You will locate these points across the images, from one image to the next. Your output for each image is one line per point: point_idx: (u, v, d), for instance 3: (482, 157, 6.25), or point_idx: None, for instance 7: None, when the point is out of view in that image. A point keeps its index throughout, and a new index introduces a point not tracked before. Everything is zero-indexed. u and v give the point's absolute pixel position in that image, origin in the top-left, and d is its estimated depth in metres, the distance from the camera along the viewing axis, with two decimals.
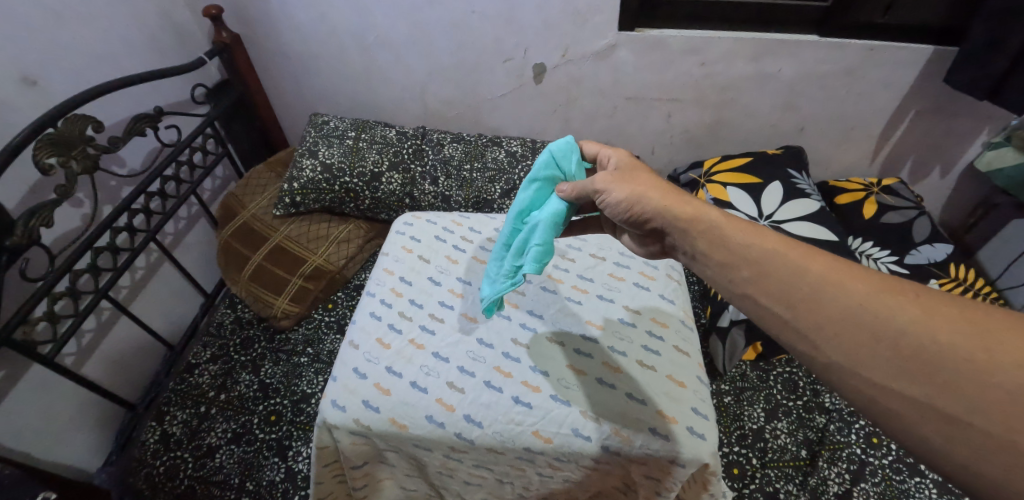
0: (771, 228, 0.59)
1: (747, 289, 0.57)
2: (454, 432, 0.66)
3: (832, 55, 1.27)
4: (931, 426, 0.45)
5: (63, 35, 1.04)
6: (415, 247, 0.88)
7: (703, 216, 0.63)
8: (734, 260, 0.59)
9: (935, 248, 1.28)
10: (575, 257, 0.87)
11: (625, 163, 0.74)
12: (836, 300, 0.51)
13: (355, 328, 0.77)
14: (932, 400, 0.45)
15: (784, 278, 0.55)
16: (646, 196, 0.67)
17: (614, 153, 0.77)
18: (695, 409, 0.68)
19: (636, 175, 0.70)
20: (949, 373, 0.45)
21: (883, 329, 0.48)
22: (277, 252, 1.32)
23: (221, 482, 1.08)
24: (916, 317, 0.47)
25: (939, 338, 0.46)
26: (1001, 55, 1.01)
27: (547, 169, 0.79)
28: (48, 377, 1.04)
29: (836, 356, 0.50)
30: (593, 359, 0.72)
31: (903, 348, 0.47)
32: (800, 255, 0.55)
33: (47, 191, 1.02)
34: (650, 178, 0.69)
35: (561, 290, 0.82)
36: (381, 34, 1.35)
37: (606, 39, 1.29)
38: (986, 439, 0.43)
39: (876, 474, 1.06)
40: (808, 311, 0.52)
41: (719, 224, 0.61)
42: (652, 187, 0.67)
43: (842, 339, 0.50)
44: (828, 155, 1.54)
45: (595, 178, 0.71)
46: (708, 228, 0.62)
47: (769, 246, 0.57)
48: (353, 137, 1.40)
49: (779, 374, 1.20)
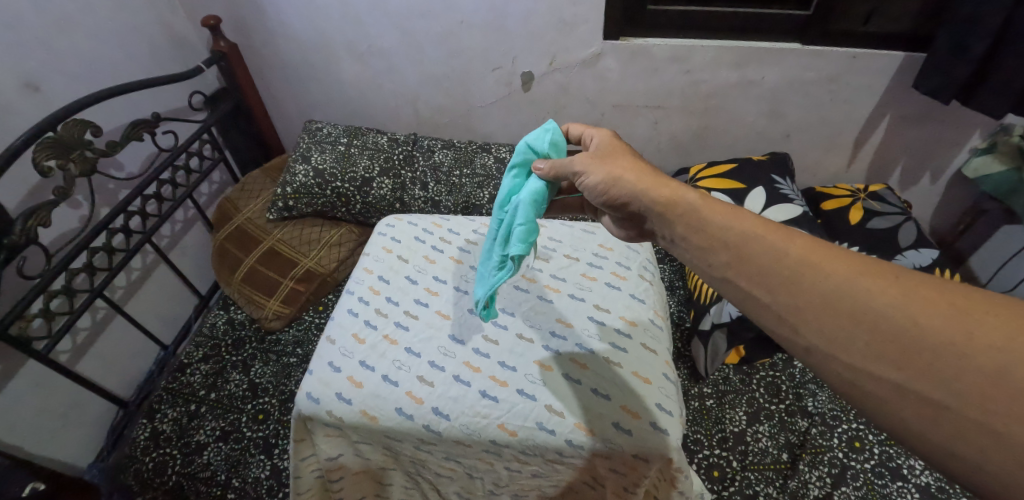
0: (750, 211, 0.58)
1: (726, 273, 0.56)
2: (422, 424, 0.67)
3: (813, 63, 1.29)
4: (906, 409, 0.44)
5: (65, 44, 1.09)
6: (395, 248, 0.91)
7: (680, 199, 0.63)
8: (714, 244, 0.58)
9: (921, 254, 1.27)
10: (550, 258, 0.89)
11: (606, 144, 0.75)
12: (815, 284, 0.50)
13: (333, 324, 0.79)
14: (912, 385, 0.44)
15: (762, 259, 0.54)
16: (622, 178, 0.68)
17: (597, 135, 0.78)
18: (660, 405, 0.70)
19: (615, 157, 0.71)
20: (928, 355, 0.43)
21: (860, 309, 0.47)
22: (270, 255, 1.36)
23: (208, 478, 1.10)
24: (896, 300, 0.46)
25: (920, 321, 0.44)
26: (965, 62, 1.04)
27: (524, 153, 0.82)
28: (43, 373, 1.07)
29: (814, 338, 0.49)
30: (561, 355, 0.74)
31: (881, 332, 0.45)
32: (779, 238, 0.54)
33: (45, 193, 1.06)
34: (627, 160, 0.70)
35: (533, 289, 0.84)
36: (374, 43, 1.39)
37: (591, 48, 1.32)
38: (963, 420, 0.41)
39: (858, 478, 1.06)
40: (786, 293, 0.51)
41: (697, 205, 0.61)
42: (629, 170, 0.68)
43: (818, 323, 0.49)
44: (815, 161, 1.55)
45: (574, 163, 0.73)
46: (686, 210, 0.62)
47: (749, 229, 0.56)
48: (345, 143, 1.44)
49: (762, 378, 1.21)
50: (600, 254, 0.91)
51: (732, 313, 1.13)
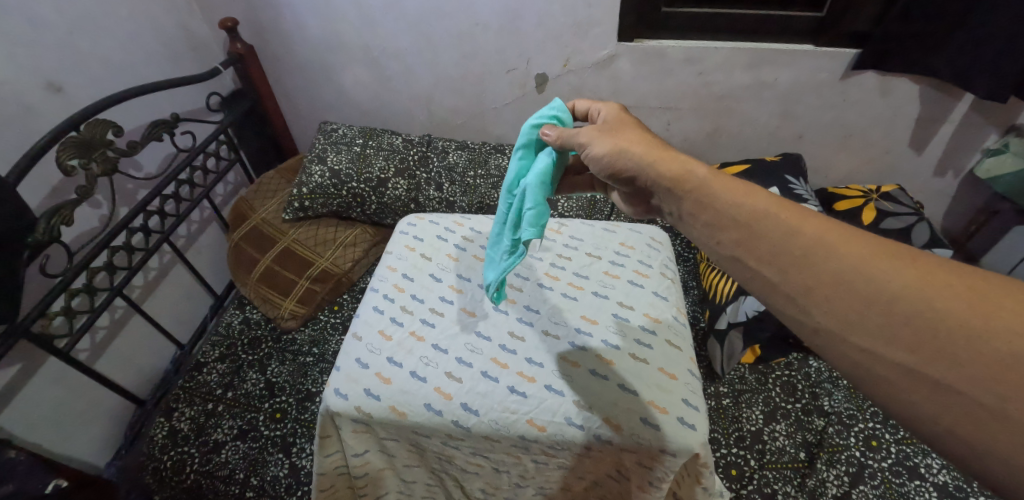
0: (760, 187, 0.56)
1: (734, 252, 0.55)
2: (451, 419, 0.68)
3: (826, 64, 1.30)
4: (920, 395, 0.44)
5: (87, 45, 1.10)
6: (418, 246, 0.91)
7: (690, 174, 0.61)
8: (723, 221, 0.56)
9: (934, 254, 1.27)
10: (572, 256, 0.90)
11: (614, 118, 0.75)
12: (831, 263, 0.49)
13: (359, 321, 0.80)
14: (924, 369, 0.44)
15: (775, 240, 0.52)
16: (627, 150, 0.67)
17: (605, 108, 0.78)
18: (686, 401, 0.70)
19: (622, 130, 0.71)
20: (942, 339, 0.43)
21: (873, 289, 0.47)
22: (285, 255, 1.36)
23: (226, 477, 1.10)
24: (911, 281, 0.46)
25: (935, 304, 0.44)
26: None
27: (530, 134, 0.82)
28: (63, 371, 1.08)
29: (826, 318, 0.48)
30: (587, 351, 0.75)
31: (896, 315, 0.45)
32: (793, 215, 0.53)
33: (68, 192, 1.07)
34: (634, 133, 0.70)
35: (557, 287, 0.85)
36: (389, 45, 1.40)
37: (606, 50, 1.33)
38: (974, 406, 0.42)
39: (875, 476, 1.05)
40: (800, 272, 0.50)
41: (707, 179, 0.59)
42: (637, 142, 0.68)
43: (838, 306, 0.48)
44: (827, 162, 1.56)
45: (580, 136, 0.73)
46: (696, 185, 0.60)
47: (760, 207, 0.55)
48: (360, 144, 1.45)
49: (778, 377, 1.22)
50: (621, 252, 0.92)
51: (748, 312, 1.13)
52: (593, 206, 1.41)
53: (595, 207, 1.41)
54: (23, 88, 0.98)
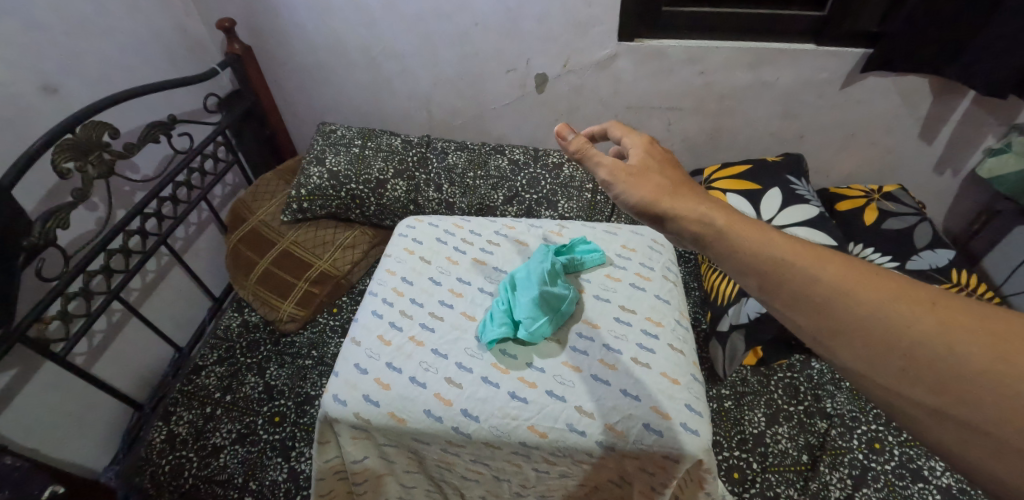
0: (780, 232, 0.57)
1: (757, 296, 0.56)
2: (451, 426, 0.68)
3: (828, 64, 1.29)
4: (948, 434, 0.43)
5: (82, 46, 1.09)
6: (417, 249, 0.91)
7: (710, 225, 0.62)
8: (743, 269, 0.57)
9: (937, 254, 1.29)
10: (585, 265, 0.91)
11: (641, 155, 0.74)
12: (847, 309, 0.48)
13: (358, 325, 0.79)
14: (947, 409, 0.43)
15: (795, 285, 0.52)
16: (655, 200, 0.68)
17: (632, 142, 0.77)
18: (690, 406, 0.70)
19: (648, 174, 0.71)
20: (967, 381, 0.42)
21: (885, 334, 0.46)
22: (284, 257, 1.35)
23: (225, 482, 1.09)
24: (933, 326, 0.44)
25: (955, 348, 0.43)
26: None
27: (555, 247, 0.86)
28: (59, 375, 1.07)
29: (848, 360, 0.48)
30: (589, 356, 0.74)
31: (916, 359, 0.44)
32: (811, 261, 0.52)
33: (64, 194, 1.06)
34: (661, 177, 0.70)
35: None
36: (387, 45, 1.39)
37: (605, 50, 1.32)
38: (1006, 447, 0.40)
39: (878, 479, 1.05)
40: (819, 316, 0.50)
41: (726, 230, 0.60)
42: (664, 189, 0.68)
43: (854, 345, 0.47)
44: (828, 162, 1.55)
45: (602, 170, 0.72)
46: (714, 235, 0.61)
47: (779, 253, 0.54)
48: (359, 145, 1.44)
49: (780, 379, 1.21)
50: (623, 255, 0.91)
51: (750, 313, 1.12)
52: (594, 207, 1.40)
53: (595, 208, 1.40)
54: (18, 90, 0.97)
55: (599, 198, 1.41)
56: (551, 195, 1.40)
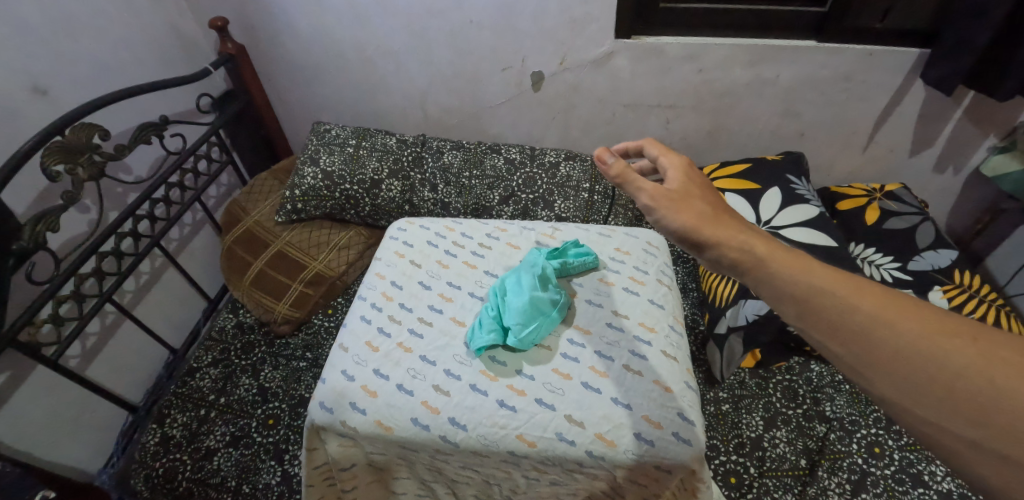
0: (821, 261, 0.54)
1: (794, 324, 0.53)
2: (438, 434, 0.70)
3: (829, 60, 1.27)
4: (991, 471, 0.40)
5: (73, 47, 1.08)
6: (407, 252, 0.94)
7: (751, 253, 0.58)
8: (782, 296, 0.54)
9: (939, 254, 1.27)
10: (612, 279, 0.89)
11: (680, 179, 0.70)
12: (885, 338, 0.46)
13: (347, 331, 0.82)
14: (991, 443, 0.40)
15: (832, 312, 0.49)
16: (699, 229, 0.64)
17: (670, 164, 0.73)
18: (683, 414, 0.72)
19: (690, 200, 0.67)
20: (1011, 417, 0.39)
21: (915, 364, 0.44)
22: (277, 258, 1.34)
23: (218, 485, 1.09)
24: (976, 361, 0.42)
25: (999, 384, 0.40)
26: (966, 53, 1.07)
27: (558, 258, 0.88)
28: (52, 378, 1.07)
29: (886, 390, 0.45)
30: (580, 364, 0.76)
31: (957, 391, 0.42)
32: (850, 290, 0.50)
33: (55, 197, 1.05)
34: (702, 202, 0.66)
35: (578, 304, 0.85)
36: (382, 43, 1.38)
37: (602, 47, 1.30)
38: None
39: (878, 484, 1.03)
40: (856, 344, 0.47)
41: (768, 259, 0.57)
42: (707, 217, 0.64)
43: (893, 375, 0.45)
44: (830, 161, 1.53)
45: (641, 197, 0.69)
46: (755, 264, 0.58)
47: (816, 280, 0.52)
48: (353, 144, 1.43)
49: (778, 382, 1.19)
50: (616, 258, 0.93)
51: (749, 316, 1.11)
52: (591, 207, 1.39)
53: (592, 208, 1.39)
54: (8, 92, 0.96)
55: (596, 198, 1.39)
56: (547, 195, 1.39)
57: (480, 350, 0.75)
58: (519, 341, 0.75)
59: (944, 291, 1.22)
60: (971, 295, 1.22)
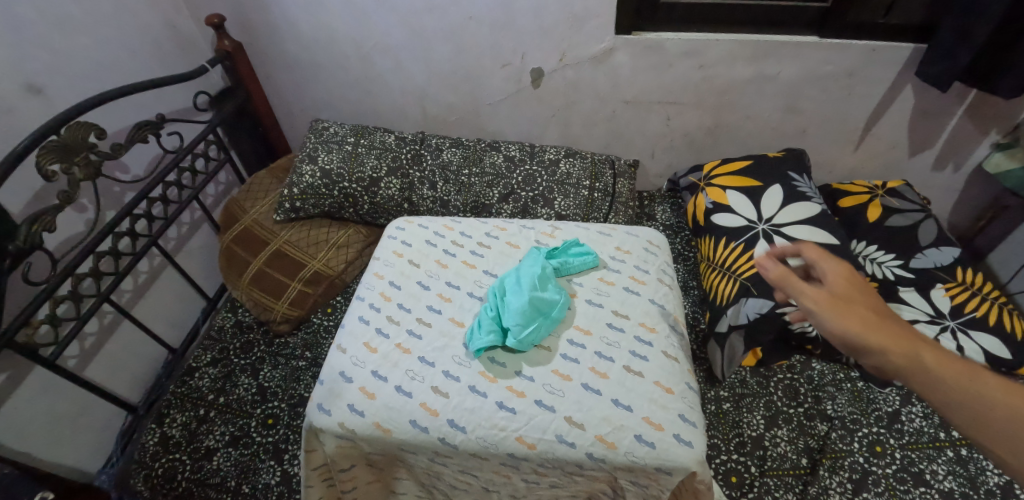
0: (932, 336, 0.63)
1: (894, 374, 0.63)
2: (437, 437, 0.70)
3: (831, 56, 1.26)
4: None
5: (69, 45, 1.07)
6: (405, 252, 0.93)
7: (916, 361, 0.61)
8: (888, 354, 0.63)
9: (942, 252, 1.27)
10: (614, 280, 0.88)
11: (843, 286, 0.71)
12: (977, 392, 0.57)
13: (344, 332, 0.81)
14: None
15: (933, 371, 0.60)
16: (873, 343, 0.64)
17: (831, 269, 0.73)
18: (684, 416, 0.72)
19: (856, 308, 0.67)
20: None
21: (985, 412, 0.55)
22: (276, 257, 1.33)
23: (217, 485, 1.08)
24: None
25: None
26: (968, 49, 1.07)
27: (559, 261, 0.88)
28: (50, 379, 1.06)
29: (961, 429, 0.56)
30: (580, 365, 0.76)
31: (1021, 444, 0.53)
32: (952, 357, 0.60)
33: (51, 197, 1.05)
34: (870, 311, 0.67)
35: (578, 304, 0.84)
36: (380, 40, 1.36)
37: (603, 43, 1.29)
38: None
39: (879, 483, 1.03)
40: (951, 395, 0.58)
41: (935, 370, 0.59)
42: (882, 333, 0.64)
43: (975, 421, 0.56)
44: (832, 157, 1.51)
45: (805, 301, 0.70)
46: (923, 374, 0.60)
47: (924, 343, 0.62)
48: (352, 142, 1.42)
49: (779, 381, 1.19)
50: (617, 257, 0.93)
51: (751, 314, 1.11)
52: (591, 205, 1.38)
53: (592, 205, 1.38)
54: (3, 90, 0.95)
55: (596, 195, 1.38)
56: (547, 192, 1.38)
57: (479, 352, 0.74)
58: (519, 342, 0.74)
59: (947, 289, 1.22)
60: (973, 293, 1.21)
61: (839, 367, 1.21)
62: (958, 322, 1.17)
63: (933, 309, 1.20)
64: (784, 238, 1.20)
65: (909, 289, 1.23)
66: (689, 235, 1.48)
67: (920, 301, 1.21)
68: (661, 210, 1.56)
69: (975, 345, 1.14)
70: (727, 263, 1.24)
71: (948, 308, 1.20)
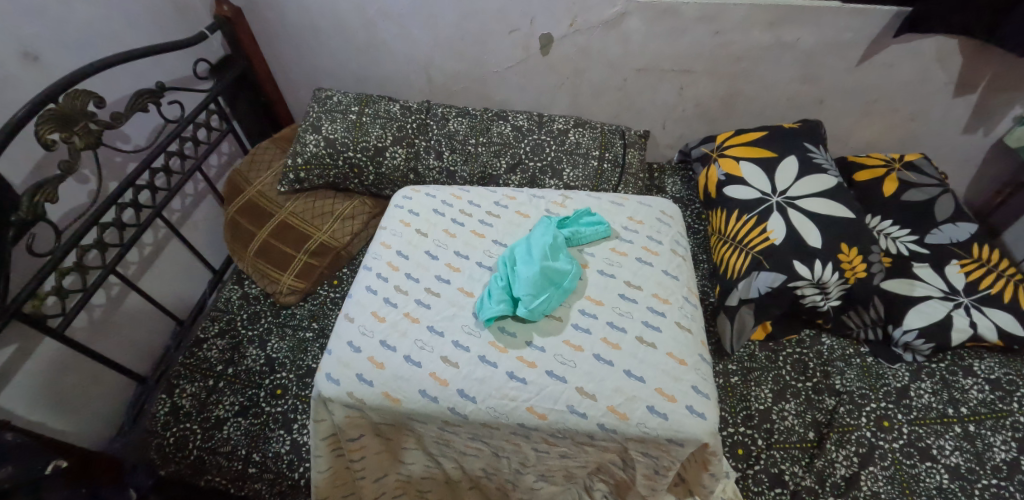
0: None
1: None
2: (447, 406, 0.70)
3: (852, 23, 1.21)
4: None
5: (65, 10, 1.03)
6: (413, 221, 0.92)
7: None
8: None
9: (958, 228, 1.24)
10: (626, 250, 0.87)
11: None
12: None
13: (352, 301, 0.81)
14: None
15: None
16: None
17: None
18: (696, 388, 0.72)
19: None
20: None
21: None
22: (281, 228, 1.32)
23: (228, 453, 1.09)
24: None
25: None
26: None
27: (573, 230, 0.87)
28: (61, 350, 1.07)
29: None
30: (593, 335, 0.75)
31: None
32: None
33: (52, 167, 1.03)
34: None
35: (589, 275, 0.83)
36: (384, 6, 1.32)
37: (616, 7, 1.24)
38: None
39: (885, 457, 1.03)
40: None
41: None
42: None
43: None
44: (849, 129, 1.47)
45: None
46: None
47: None
48: (356, 111, 1.39)
49: (788, 355, 1.18)
50: (629, 227, 0.91)
51: (762, 288, 1.11)
52: (600, 175, 1.35)
53: (602, 176, 1.35)
54: None
55: (606, 166, 1.36)
56: (556, 162, 1.35)
57: (490, 321, 0.74)
58: (530, 311, 0.73)
59: (962, 265, 1.19)
60: (989, 271, 1.18)
61: (849, 342, 1.20)
62: (971, 299, 1.15)
63: (947, 286, 1.17)
64: (797, 211, 1.18)
65: (922, 265, 1.21)
66: (699, 208, 1.46)
67: (933, 277, 1.19)
68: (671, 182, 1.55)
69: (987, 322, 1.13)
70: (739, 237, 1.22)
71: (962, 284, 1.17)
